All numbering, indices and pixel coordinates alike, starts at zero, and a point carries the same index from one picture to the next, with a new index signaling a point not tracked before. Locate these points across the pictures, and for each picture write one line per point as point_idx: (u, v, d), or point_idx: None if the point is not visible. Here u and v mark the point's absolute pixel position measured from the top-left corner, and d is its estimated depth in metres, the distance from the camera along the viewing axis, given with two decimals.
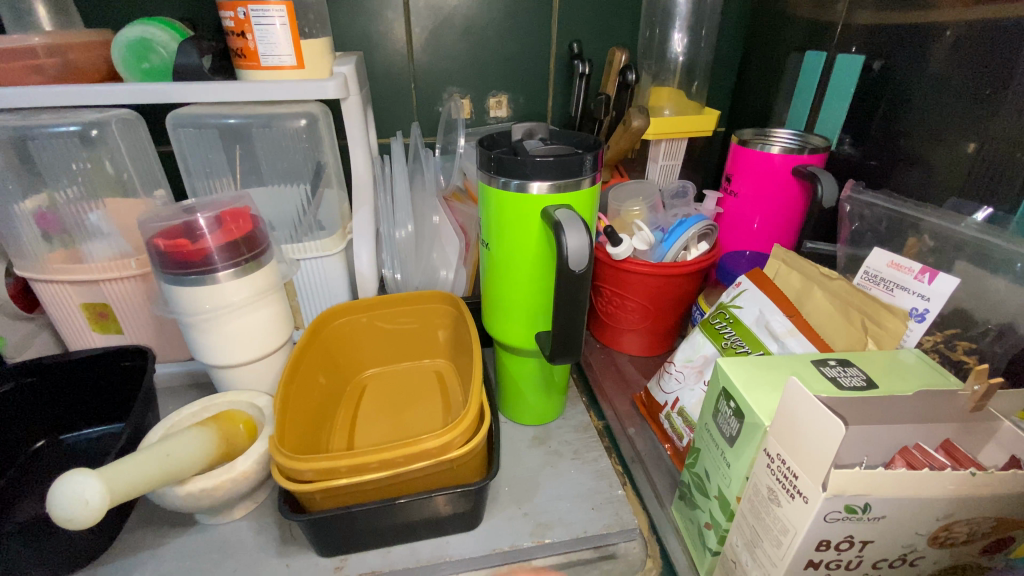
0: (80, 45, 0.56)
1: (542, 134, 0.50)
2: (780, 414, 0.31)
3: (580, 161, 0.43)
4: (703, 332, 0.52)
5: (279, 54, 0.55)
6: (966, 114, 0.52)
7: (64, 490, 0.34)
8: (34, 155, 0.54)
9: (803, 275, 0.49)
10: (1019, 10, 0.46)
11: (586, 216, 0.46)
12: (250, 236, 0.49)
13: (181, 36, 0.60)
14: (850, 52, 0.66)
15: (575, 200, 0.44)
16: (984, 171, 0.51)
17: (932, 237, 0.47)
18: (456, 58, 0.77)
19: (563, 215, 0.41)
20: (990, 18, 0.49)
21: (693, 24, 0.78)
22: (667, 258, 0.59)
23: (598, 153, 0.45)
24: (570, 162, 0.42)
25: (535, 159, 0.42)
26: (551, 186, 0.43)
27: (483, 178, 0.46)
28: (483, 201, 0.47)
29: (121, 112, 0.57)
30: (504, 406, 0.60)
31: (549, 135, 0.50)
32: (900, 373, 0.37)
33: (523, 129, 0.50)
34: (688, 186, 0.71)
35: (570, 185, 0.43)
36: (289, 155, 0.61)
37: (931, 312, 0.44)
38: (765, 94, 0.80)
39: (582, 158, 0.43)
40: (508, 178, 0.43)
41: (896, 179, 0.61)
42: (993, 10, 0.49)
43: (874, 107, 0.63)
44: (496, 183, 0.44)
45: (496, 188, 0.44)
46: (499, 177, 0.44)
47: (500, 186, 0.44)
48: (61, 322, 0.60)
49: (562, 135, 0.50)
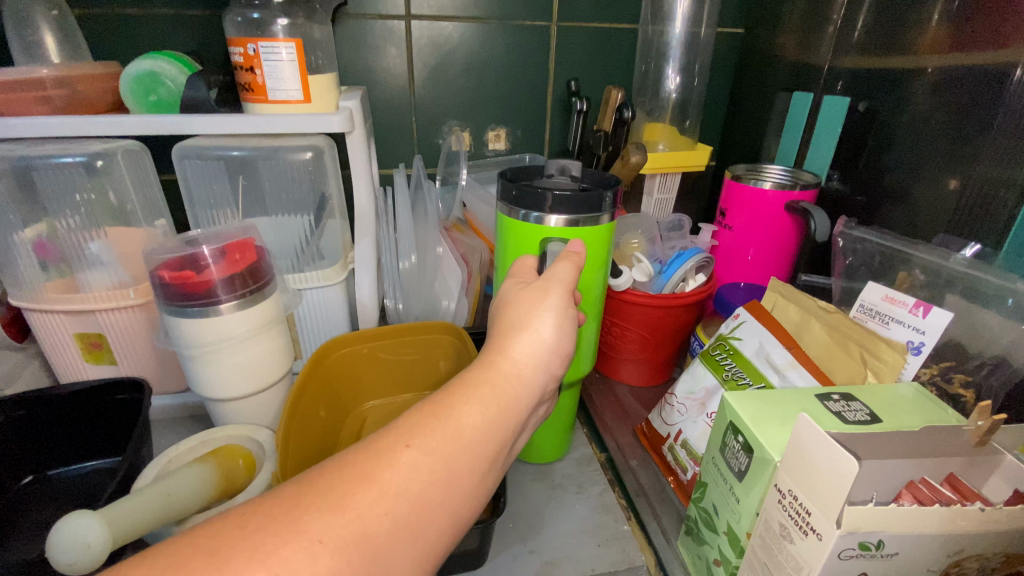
0: (87, 77, 0.58)
1: (575, 172, 0.49)
2: (790, 447, 0.31)
3: (599, 199, 0.44)
4: (703, 363, 0.53)
5: (286, 89, 0.56)
6: (949, 154, 0.55)
7: (66, 533, 0.33)
8: (38, 185, 0.55)
9: (800, 308, 0.51)
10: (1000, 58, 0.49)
11: (600, 252, 0.46)
12: (255, 268, 0.49)
13: (190, 70, 0.61)
14: (835, 94, 0.70)
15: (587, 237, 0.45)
16: (968, 207, 0.53)
17: (923, 271, 0.48)
18: (457, 92, 0.79)
19: (550, 252, 0.43)
20: (971, 64, 0.52)
21: (686, 66, 0.82)
22: (665, 289, 0.61)
23: (617, 191, 0.45)
24: (586, 198, 0.43)
25: (551, 196, 0.43)
26: (565, 221, 0.44)
27: (502, 210, 0.47)
28: (500, 232, 0.48)
29: (126, 143, 0.57)
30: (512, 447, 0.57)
31: (581, 173, 0.50)
32: (903, 408, 0.37)
33: (557, 166, 0.49)
34: (683, 220, 0.73)
35: (588, 221, 0.44)
36: (295, 187, 0.62)
37: (927, 345, 0.45)
38: (755, 131, 0.84)
39: (601, 196, 0.44)
40: (528, 211, 0.44)
41: (884, 215, 0.63)
42: (974, 57, 0.52)
43: (860, 146, 0.66)
44: (516, 215, 0.45)
45: (516, 220, 0.45)
46: (519, 210, 0.45)
47: (519, 219, 0.45)
48: (54, 354, 0.58)
49: (592, 175, 0.50)
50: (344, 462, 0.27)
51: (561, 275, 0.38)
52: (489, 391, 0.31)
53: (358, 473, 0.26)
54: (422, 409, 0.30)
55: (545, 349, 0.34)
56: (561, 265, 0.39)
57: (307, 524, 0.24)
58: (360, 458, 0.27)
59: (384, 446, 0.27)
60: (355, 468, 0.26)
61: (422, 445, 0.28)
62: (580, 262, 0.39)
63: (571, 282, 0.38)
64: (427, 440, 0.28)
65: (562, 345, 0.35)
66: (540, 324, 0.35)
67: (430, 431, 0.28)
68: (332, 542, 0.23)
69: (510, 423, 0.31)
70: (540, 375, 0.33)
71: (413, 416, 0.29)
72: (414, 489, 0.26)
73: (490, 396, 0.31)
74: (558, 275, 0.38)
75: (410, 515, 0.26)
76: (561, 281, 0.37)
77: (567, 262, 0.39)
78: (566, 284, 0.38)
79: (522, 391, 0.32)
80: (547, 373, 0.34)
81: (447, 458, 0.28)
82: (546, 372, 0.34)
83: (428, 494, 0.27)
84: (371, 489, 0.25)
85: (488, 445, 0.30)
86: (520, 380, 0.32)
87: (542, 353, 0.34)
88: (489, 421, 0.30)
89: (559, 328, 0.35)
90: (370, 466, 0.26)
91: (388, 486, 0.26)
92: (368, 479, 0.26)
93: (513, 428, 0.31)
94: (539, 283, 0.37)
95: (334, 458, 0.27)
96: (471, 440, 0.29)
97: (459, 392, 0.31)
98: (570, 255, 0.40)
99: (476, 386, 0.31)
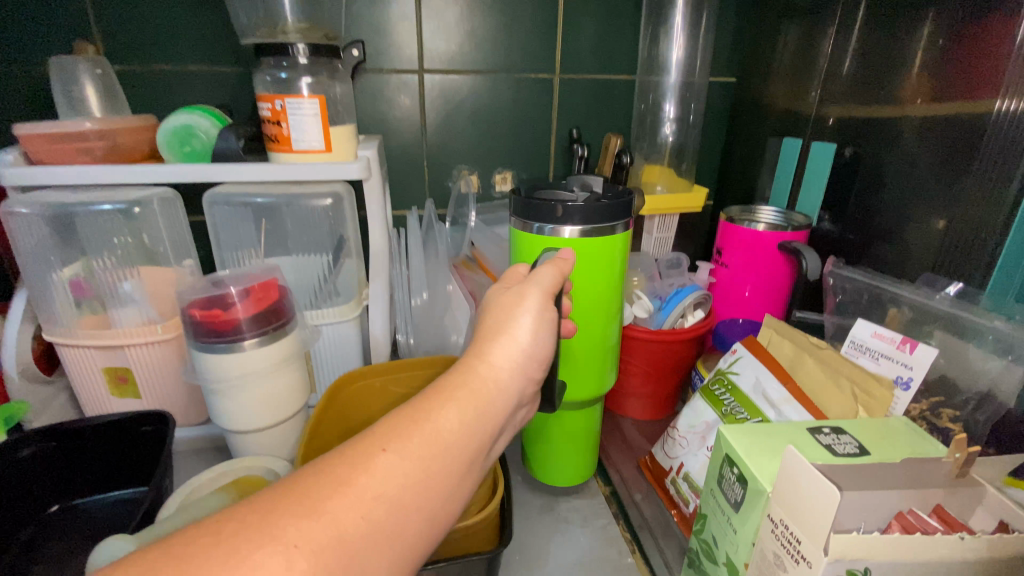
0: (128, 129, 0.63)
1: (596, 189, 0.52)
2: (781, 480, 0.33)
3: (614, 208, 0.46)
4: (703, 398, 0.55)
5: (309, 140, 0.61)
6: (931, 197, 0.58)
7: (102, 555, 0.37)
8: (79, 230, 0.59)
9: (794, 344, 0.53)
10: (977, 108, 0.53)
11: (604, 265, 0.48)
12: (278, 306, 0.52)
13: (221, 123, 0.66)
14: (823, 140, 0.74)
15: (601, 249, 0.47)
16: (953, 247, 0.56)
17: (910, 309, 0.51)
18: (467, 139, 0.84)
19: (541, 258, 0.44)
20: (951, 113, 0.56)
21: (682, 114, 0.87)
22: (665, 325, 0.64)
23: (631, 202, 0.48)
24: (603, 208, 0.46)
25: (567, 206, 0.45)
26: (581, 230, 0.46)
27: (517, 225, 0.50)
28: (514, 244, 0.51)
29: (162, 191, 0.62)
30: (537, 473, 0.59)
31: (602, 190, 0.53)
32: (890, 441, 0.39)
33: (579, 182, 0.53)
34: (682, 258, 0.76)
35: (603, 231, 0.46)
36: (315, 230, 0.66)
37: (915, 379, 0.47)
38: (750, 174, 0.88)
39: (616, 205, 0.46)
40: (541, 223, 0.47)
41: (874, 254, 0.66)
42: (954, 106, 0.56)
43: (848, 189, 0.70)
44: (529, 228, 0.48)
45: (529, 232, 0.48)
46: (533, 223, 0.47)
47: (533, 231, 0.48)
48: (83, 387, 0.61)
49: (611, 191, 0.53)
50: (322, 468, 0.28)
51: (541, 283, 0.40)
52: (466, 395, 0.33)
53: (334, 478, 0.27)
54: (399, 414, 0.31)
55: (515, 357, 0.37)
56: (545, 269, 0.41)
57: (285, 529, 0.24)
58: (338, 463, 0.28)
59: (361, 451, 0.29)
60: (332, 474, 0.27)
61: (398, 448, 0.29)
62: (565, 268, 0.42)
63: (551, 285, 0.40)
64: (402, 445, 0.29)
65: (537, 351, 0.38)
66: (517, 330, 0.37)
67: (404, 437, 0.29)
68: (307, 545, 0.24)
69: (485, 426, 0.33)
70: (514, 381, 0.36)
71: (390, 422, 0.30)
72: (389, 492, 0.27)
73: (465, 401, 0.33)
74: (540, 279, 0.40)
75: (385, 519, 0.27)
76: (541, 286, 0.39)
77: (552, 269, 0.41)
78: (545, 288, 0.40)
79: (494, 399, 0.34)
80: (520, 380, 0.36)
81: (422, 462, 0.29)
82: (519, 378, 0.36)
83: (403, 498, 0.28)
84: (347, 494, 0.26)
85: (464, 448, 0.31)
86: (494, 386, 0.34)
87: (516, 360, 0.36)
88: (465, 424, 0.32)
89: (535, 335, 0.38)
90: (347, 470, 0.27)
91: (364, 490, 0.27)
92: (344, 484, 0.27)
93: (486, 434, 0.33)
94: (519, 292, 0.40)
95: (312, 465, 0.28)
96: (448, 444, 0.30)
97: (436, 397, 0.32)
98: (556, 263, 0.42)
99: (451, 393, 0.33)
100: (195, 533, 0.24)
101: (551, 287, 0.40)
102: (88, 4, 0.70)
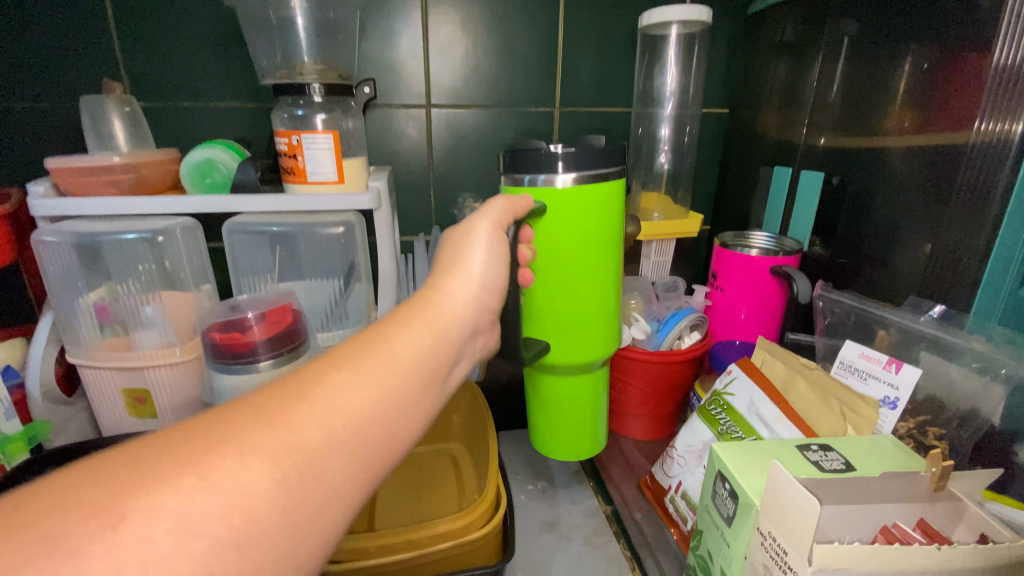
0: (153, 162, 0.67)
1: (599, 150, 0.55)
2: (767, 493, 0.35)
3: (608, 157, 0.49)
4: (700, 417, 0.57)
5: (324, 172, 0.64)
6: (915, 222, 0.61)
7: None
8: (106, 257, 0.63)
9: (786, 365, 0.55)
10: (955, 138, 0.55)
11: (596, 219, 0.49)
12: (292, 330, 0.55)
13: (240, 156, 0.70)
14: (812, 169, 0.77)
15: (602, 197, 0.49)
16: (937, 272, 0.58)
17: (898, 331, 0.53)
18: (471, 168, 0.88)
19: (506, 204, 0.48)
20: (934, 142, 0.58)
21: (676, 145, 0.91)
22: (664, 346, 0.65)
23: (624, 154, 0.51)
24: (599, 153, 0.48)
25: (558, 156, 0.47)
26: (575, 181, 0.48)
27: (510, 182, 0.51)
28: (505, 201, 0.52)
29: (183, 221, 0.66)
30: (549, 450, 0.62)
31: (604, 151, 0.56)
32: (876, 457, 0.41)
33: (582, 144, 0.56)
34: (679, 282, 0.78)
35: (598, 177, 0.48)
36: (328, 256, 0.69)
37: (902, 400, 0.49)
38: (744, 200, 0.92)
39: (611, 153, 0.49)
40: (535, 174, 0.48)
41: (864, 277, 0.68)
42: (941, 137, 0.57)
43: (836, 215, 0.73)
44: (523, 181, 0.49)
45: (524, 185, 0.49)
46: (527, 175, 0.49)
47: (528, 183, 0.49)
48: (103, 407, 0.64)
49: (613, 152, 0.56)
50: (279, 388, 0.28)
51: (492, 219, 0.43)
52: (421, 320, 0.34)
53: (292, 395, 0.27)
54: (359, 338, 0.32)
55: (464, 288, 0.39)
56: (493, 203, 0.45)
57: (239, 436, 0.25)
58: (295, 382, 0.28)
59: (318, 370, 0.29)
60: (290, 391, 0.28)
61: (355, 365, 0.30)
62: (515, 206, 0.46)
63: (498, 220, 0.44)
64: (356, 361, 0.30)
65: (490, 286, 0.41)
66: (468, 268, 0.40)
67: (359, 355, 0.30)
68: (263, 450, 0.25)
69: (444, 347, 0.34)
70: (469, 311, 0.38)
71: (348, 345, 0.31)
72: (349, 405, 0.28)
73: (422, 325, 0.34)
74: (487, 215, 0.43)
75: (345, 430, 0.28)
76: (490, 219, 0.43)
77: (500, 207, 0.45)
78: (493, 221, 0.44)
79: (451, 324, 0.36)
80: (474, 312, 0.38)
81: (378, 376, 0.30)
82: (474, 309, 0.38)
83: (361, 411, 0.28)
84: (305, 407, 0.27)
85: (425, 366, 0.32)
86: (450, 314, 0.36)
87: (470, 290, 0.39)
88: (423, 344, 0.33)
89: (487, 271, 0.41)
90: (305, 387, 0.28)
91: (323, 403, 0.28)
92: (302, 399, 0.27)
93: (445, 356, 0.34)
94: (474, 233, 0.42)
95: (267, 387, 0.28)
96: (408, 361, 0.32)
97: (394, 323, 0.33)
98: (510, 202, 0.46)
99: (410, 319, 0.34)
100: (144, 442, 0.25)
101: (498, 218, 0.44)
102: (117, 46, 0.75)
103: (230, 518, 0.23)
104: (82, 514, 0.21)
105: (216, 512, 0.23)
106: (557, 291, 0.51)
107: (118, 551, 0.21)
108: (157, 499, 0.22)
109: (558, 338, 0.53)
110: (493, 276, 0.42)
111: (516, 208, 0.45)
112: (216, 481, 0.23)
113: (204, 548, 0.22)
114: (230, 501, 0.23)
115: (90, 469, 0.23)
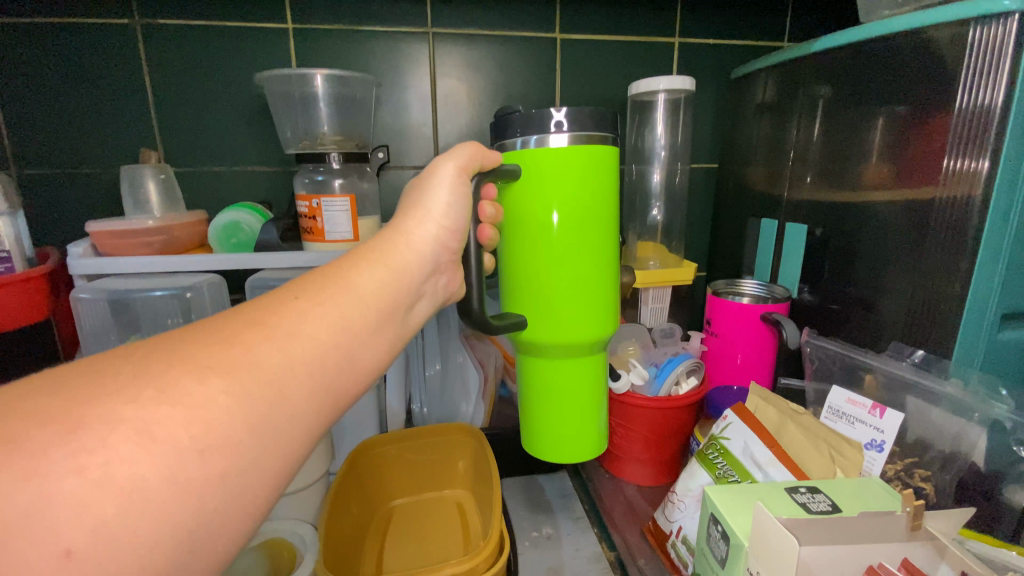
0: (183, 224, 0.72)
1: None
2: (756, 535, 0.37)
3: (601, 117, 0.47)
4: (698, 462, 0.59)
5: (340, 231, 0.69)
6: (893, 269, 0.64)
7: None
8: (137, 311, 0.68)
9: (777, 410, 0.57)
10: (922, 193, 0.60)
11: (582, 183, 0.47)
12: None
13: (263, 217, 0.76)
14: (796, 221, 0.82)
15: (589, 161, 0.47)
16: (918, 319, 0.61)
17: (884, 377, 0.55)
18: None
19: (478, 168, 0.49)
20: (903, 201, 0.62)
21: (669, 199, 0.97)
22: (661, 392, 0.68)
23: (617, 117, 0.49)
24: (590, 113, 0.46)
25: (559, 108, 0.46)
26: (574, 135, 0.46)
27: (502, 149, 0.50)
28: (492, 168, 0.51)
29: (211, 278, 0.71)
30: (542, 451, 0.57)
31: None
32: (861, 497, 0.43)
33: None
34: (675, 328, 0.84)
35: (592, 137, 0.47)
36: None
37: (887, 442, 0.51)
38: (736, 249, 0.96)
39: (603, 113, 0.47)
40: (528, 134, 0.47)
41: (852, 323, 0.72)
42: (909, 193, 0.61)
43: (822, 264, 0.77)
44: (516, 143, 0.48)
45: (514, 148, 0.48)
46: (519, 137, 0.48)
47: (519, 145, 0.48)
48: None
49: None
50: (240, 315, 0.33)
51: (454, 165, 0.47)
52: (375, 261, 0.40)
53: (249, 320, 0.32)
54: (319, 277, 0.37)
55: (421, 237, 0.44)
56: (460, 153, 0.47)
57: (194, 356, 0.29)
58: (255, 310, 0.33)
59: (274, 303, 0.34)
60: (249, 316, 0.32)
61: (309, 296, 0.35)
62: (480, 156, 0.48)
63: (463, 164, 0.47)
64: (313, 296, 0.35)
65: (445, 239, 0.46)
66: (425, 222, 0.45)
67: (316, 291, 0.35)
68: (220, 369, 0.29)
69: (397, 287, 0.40)
70: (421, 262, 0.43)
71: (306, 281, 0.36)
72: (304, 329, 0.33)
73: (375, 266, 0.39)
74: (448, 163, 0.46)
75: (300, 353, 0.32)
76: (455, 164, 0.46)
77: (463, 156, 0.47)
78: (458, 166, 0.46)
79: (404, 271, 0.41)
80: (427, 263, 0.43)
81: (333, 307, 0.35)
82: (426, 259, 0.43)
83: (316, 335, 0.33)
84: (261, 330, 0.32)
85: (378, 304, 0.38)
86: (401, 260, 0.41)
87: (425, 245, 0.44)
88: (378, 283, 0.39)
89: (442, 226, 0.45)
90: (263, 314, 0.33)
91: (278, 327, 0.32)
92: (259, 324, 0.32)
93: (398, 298, 0.40)
94: (430, 182, 0.46)
95: (228, 313, 0.33)
96: (364, 296, 0.37)
97: (349, 263, 0.39)
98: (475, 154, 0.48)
99: (365, 262, 0.39)
100: (115, 363, 0.28)
101: (464, 162, 0.47)
102: (156, 121, 0.83)
103: (190, 427, 0.27)
104: (41, 422, 0.24)
105: (177, 421, 0.26)
106: (544, 267, 0.49)
107: (74, 453, 0.24)
108: (114, 411, 0.25)
109: (544, 317, 0.50)
110: (449, 222, 0.46)
111: (481, 157, 0.48)
112: (174, 391, 0.27)
113: (166, 451, 0.25)
114: (186, 408, 0.27)
115: (50, 387, 0.26)
